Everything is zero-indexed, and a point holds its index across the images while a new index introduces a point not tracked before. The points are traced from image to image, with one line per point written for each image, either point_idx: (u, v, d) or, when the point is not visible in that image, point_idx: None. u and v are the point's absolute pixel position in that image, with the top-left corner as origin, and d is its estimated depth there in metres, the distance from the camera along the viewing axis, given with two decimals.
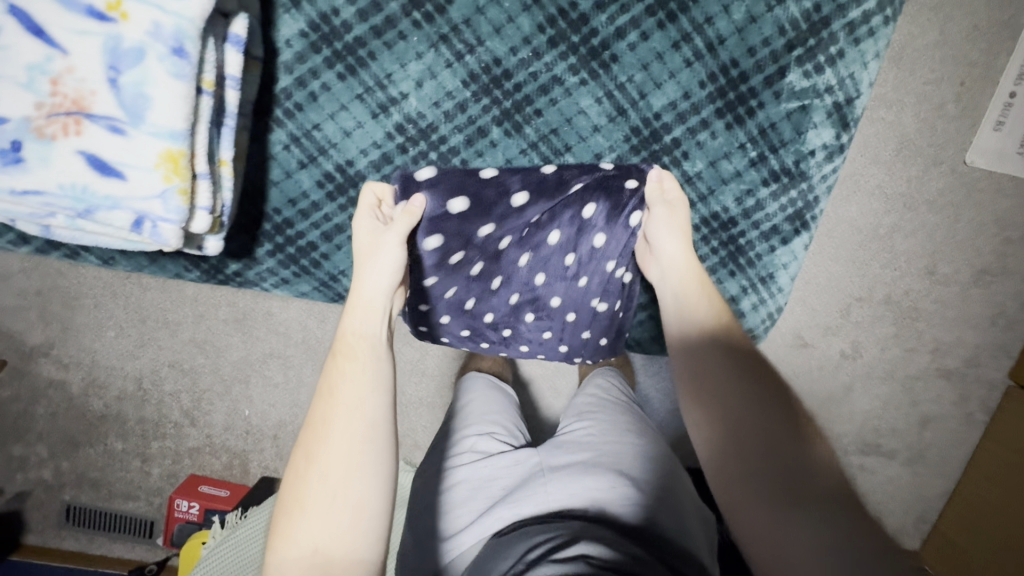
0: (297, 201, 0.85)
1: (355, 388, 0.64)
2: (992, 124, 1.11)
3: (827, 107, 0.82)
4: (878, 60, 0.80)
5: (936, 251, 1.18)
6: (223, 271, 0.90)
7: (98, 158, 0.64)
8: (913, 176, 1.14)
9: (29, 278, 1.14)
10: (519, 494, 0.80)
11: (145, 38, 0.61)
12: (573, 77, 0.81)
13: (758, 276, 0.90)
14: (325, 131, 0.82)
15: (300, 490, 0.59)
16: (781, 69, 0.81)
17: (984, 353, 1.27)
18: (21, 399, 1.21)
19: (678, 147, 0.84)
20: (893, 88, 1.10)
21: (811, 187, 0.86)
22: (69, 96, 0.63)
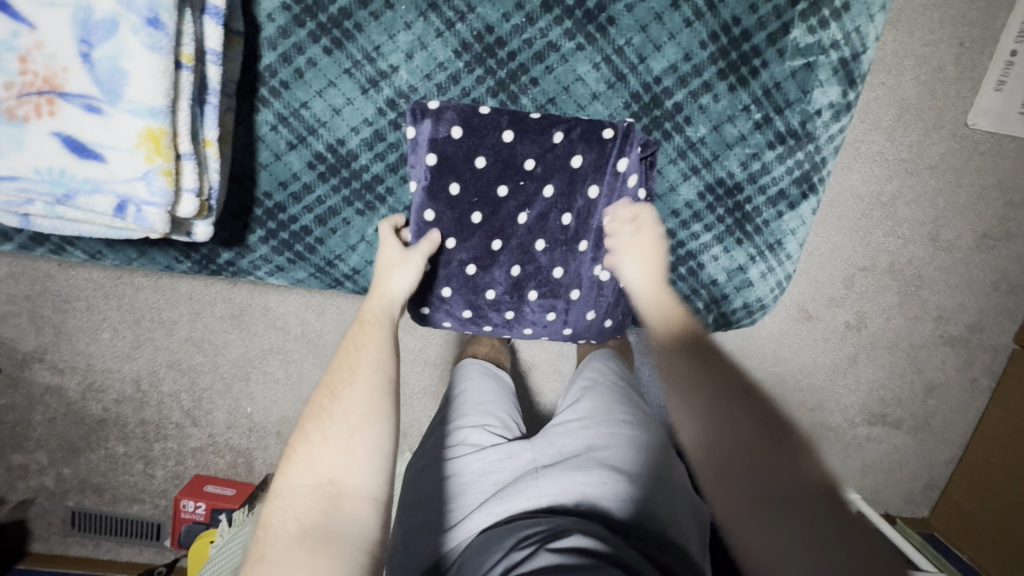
0: (288, 183, 0.82)
1: (372, 359, 0.72)
2: (993, 85, 1.09)
3: (832, 64, 0.80)
4: (884, 12, 0.78)
5: (939, 217, 1.17)
6: (216, 260, 0.87)
7: (76, 140, 0.63)
8: (914, 141, 1.12)
9: (18, 283, 1.12)
10: (509, 493, 0.82)
11: (118, 9, 0.59)
12: (569, 42, 0.79)
13: (766, 243, 0.88)
14: (313, 109, 0.79)
15: (323, 424, 0.66)
16: (784, 26, 0.79)
17: (987, 318, 1.26)
18: (18, 407, 1.19)
19: (680, 112, 0.82)
20: (892, 52, 1.07)
21: (818, 149, 0.84)
22: (41, 74, 0.61)
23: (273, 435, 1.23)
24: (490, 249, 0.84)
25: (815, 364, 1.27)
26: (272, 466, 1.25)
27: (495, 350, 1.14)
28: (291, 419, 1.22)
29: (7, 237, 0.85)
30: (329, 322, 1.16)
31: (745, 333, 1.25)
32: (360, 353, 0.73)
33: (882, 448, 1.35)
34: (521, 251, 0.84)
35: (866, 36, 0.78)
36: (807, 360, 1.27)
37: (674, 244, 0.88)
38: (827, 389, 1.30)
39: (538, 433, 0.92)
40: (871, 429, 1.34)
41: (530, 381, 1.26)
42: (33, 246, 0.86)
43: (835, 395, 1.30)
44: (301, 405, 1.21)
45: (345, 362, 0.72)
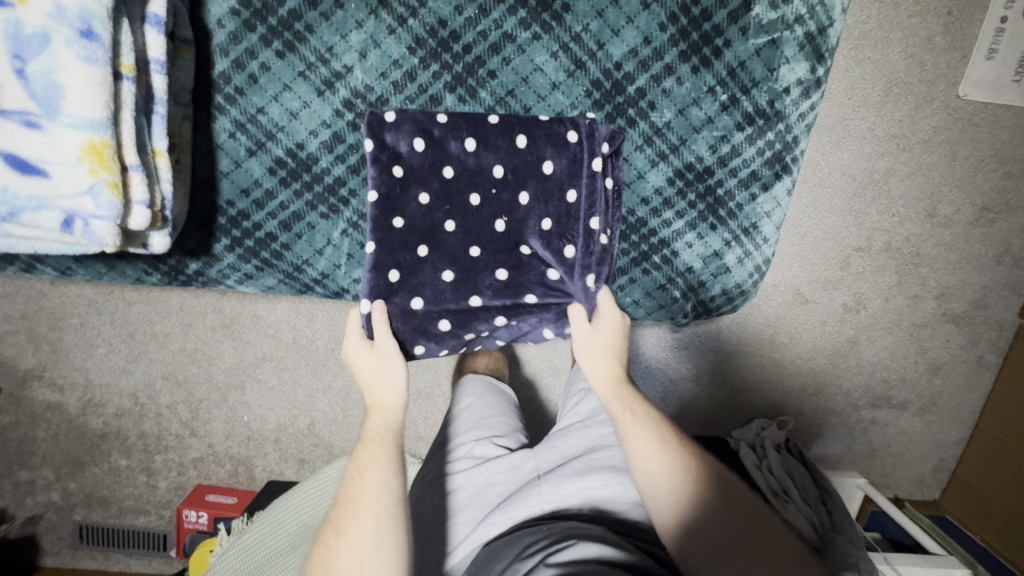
0: (250, 191, 0.82)
1: (377, 481, 0.68)
2: (984, 53, 1.06)
3: (797, 40, 0.78)
4: None
5: (935, 191, 1.14)
6: (184, 271, 0.87)
7: (18, 157, 0.62)
8: (905, 115, 1.09)
9: (13, 303, 1.13)
10: (511, 502, 0.82)
11: (48, 21, 0.59)
12: (525, 32, 0.78)
13: (741, 227, 0.87)
14: (270, 114, 0.79)
15: (331, 563, 0.65)
16: (746, 3, 0.77)
17: (991, 294, 1.23)
18: (21, 425, 1.21)
19: (644, 98, 0.80)
20: (878, 25, 1.04)
21: (789, 128, 0.82)
22: None
23: (272, 442, 1.24)
24: (471, 258, 0.80)
25: (814, 348, 1.25)
26: (273, 473, 1.26)
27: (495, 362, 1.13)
28: (288, 425, 1.23)
29: None
30: (320, 327, 1.16)
31: (741, 320, 1.22)
32: (362, 480, 0.69)
33: (889, 430, 1.33)
34: (500, 253, 0.81)
35: (828, 10, 0.77)
36: (805, 344, 1.25)
37: (645, 233, 0.87)
38: (828, 373, 1.27)
39: (541, 440, 0.92)
40: (876, 412, 1.31)
41: (522, 378, 1.25)
42: (5, 265, 0.87)
43: (837, 379, 1.28)
44: (297, 412, 1.22)
45: (350, 490, 0.69)
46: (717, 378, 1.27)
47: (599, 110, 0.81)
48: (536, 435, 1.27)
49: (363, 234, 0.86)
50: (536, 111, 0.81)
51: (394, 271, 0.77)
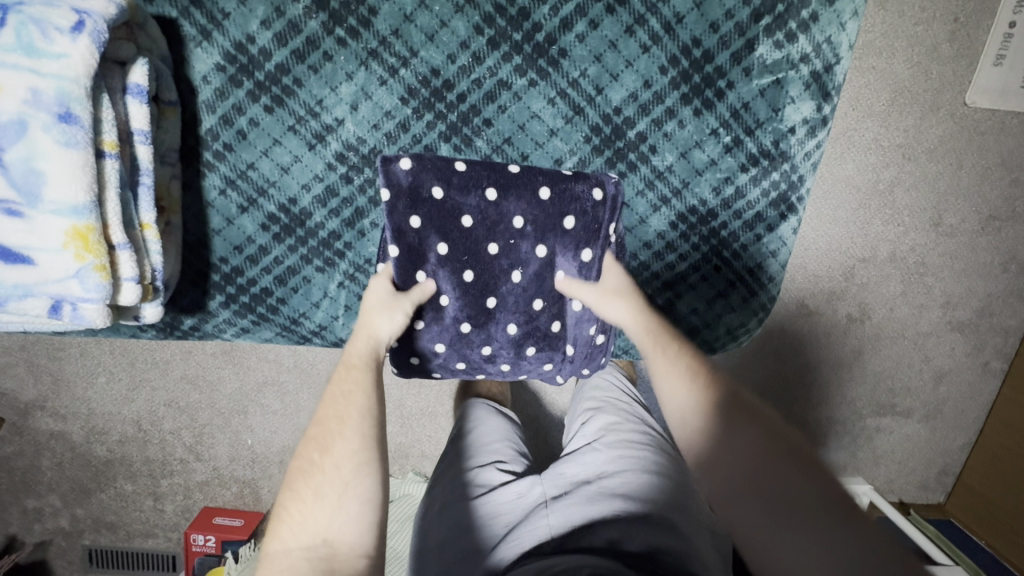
0: (243, 247, 0.80)
1: (364, 397, 0.63)
2: (992, 60, 1.03)
3: (802, 79, 0.76)
4: (855, 19, 0.74)
5: (940, 201, 1.12)
6: (179, 327, 0.85)
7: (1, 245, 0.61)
8: (910, 125, 1.07)
9: (12, 334, 1.12)
10: (520, 532, 0.80)
11: (25, 107, 0.57)
12: (521, 79, 0.76)
13: (746, 267, 0.85)
14: (261, 169, 0.77)
15: (313, 480, 0.57)
16: (748, 43, 0.75)
17: (996, 301, 1.21)
18: (25, 454, 1.21)
19: (645, 141, 0.78)
20: (882, 34, 1.01)
21: (795, 168, 0.80)
22: None
23: (277, 465, 1.24)
24: (488, 305, 0.78)
25: (818, 359, 1.24)
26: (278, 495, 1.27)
27: (500, 384, 1.14)
28: (292, 448, 1.23)
29: None
30: (321, 351, 1.15)
31: None
32: (348, 401, 0.62)
33: (895, 437, 1.32)
34: (516, 304, 0.79)
35: (831, 47, 0.75)
36: (809, 356, 1.24)
37: (649, 275, 0.86)
38: (832, 383, 1.27)
39: (548, 467, 0.92)
40: (881, 421, 1.31)
41: (525, 398, 1.24)
42: None
43: (842, 389, 1.27)
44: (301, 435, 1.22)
45: (333, 412, 0.62)
46: None
47: (599, 156, 0.79)
48: (541, 453, 1.27)
49: (360, 287, 0.84)
50: (534, 159, 0.79)
51: (420, 320, 0.77)
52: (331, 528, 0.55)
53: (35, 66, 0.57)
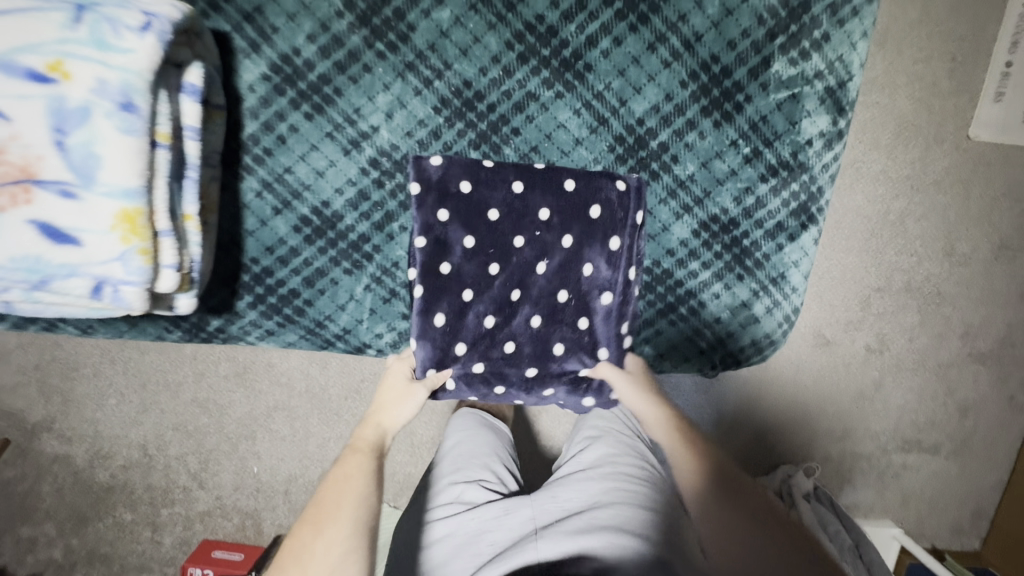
0: (275, 248, 0.82)
1: (357, 487, 0.67)
2: (991, 97, 1.08)
3: (818, 94, 0.80)
4: (865, 40, 0.78)
5: (951, 230, 1.14)
6: (205, 328, 0.86)
7: (52, 225, 0.59)
8: (916, 157, 1.10)
9: (28, 353, 1.12)
10: (504, 554, 0.69)
11: (90, 96, 0.58)
12: (548, 91, 0.79)
13: (769, 277, 0.87)
14: (297, 173, 0.80)
15: (302, 561, 0.61)
16: (764, 60, 0.78)
17: (1016, 331, 1.21)
18: (26, 478, 1.18)
19: (667, 151, 0.81)
20: (883, 72, 1.05)
21: (813, 179, 0.83)
22: (16, 164, 0.57)
23: (281, 495, 1.20)
24: (512, 304, 0.80)
25: (838, 391, 1.22)
26: (281, 527, 1.22)
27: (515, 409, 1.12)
28: (299, 477, 1.20)
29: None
30: (334, 374, 1.15)
31: None
32: (343, 487, 0.67)
33: (922, 475, 1.28)
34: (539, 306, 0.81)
35: (850, 65, 0.79)
36: (830, 387, 1.21)
37: (671, 283, 0.87)
38: (853, 416, 1.23)
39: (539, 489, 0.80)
40: (907, 456, 1.27)
41: (538, 426, 1.21)
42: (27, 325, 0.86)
43: (865, 422, 1.24)
44: (308, 463, 1.19)
45: (329, 496, 0.66)
46: (741, 422, 1.22)
47: (621, 164, 0.82)
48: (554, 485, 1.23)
49: (387, 289, 0.86)
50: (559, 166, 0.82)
51: (439, 317, 0.78)
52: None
53: (103, 57, 0.57)
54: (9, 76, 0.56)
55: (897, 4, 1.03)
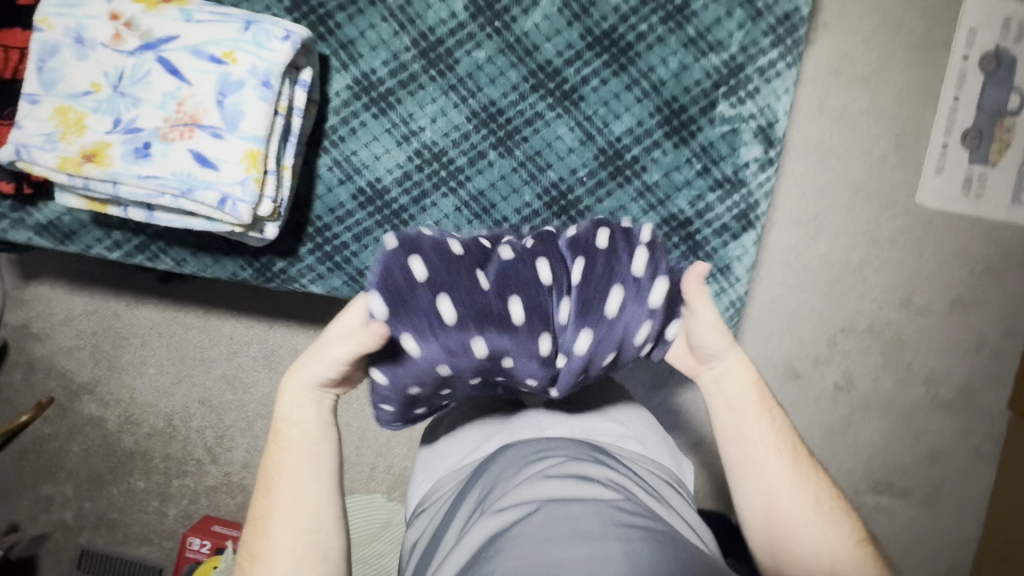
0: (337, 210, 0.76)
1: (299, 487, 0.62)
2: (934, 171, 1.27)
3: (752, 129, 0.76)
4: (789, 94, 0.76)
5: (907, 282, 1.28)
6: (270, 268, 0.77)
7: (197, 155, 0.58)
8: (871, 216, 1.27)
9: (89, 320, 1.28)
10: (507, 461, 0.66)
11: (249, 76, 0.59)
12: (550, 113, 0.76)
13: (716, 267, 0.78)
14: (360, 155, 0.76)
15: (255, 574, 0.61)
16: (711, 101, 0.75)
17: (976, 383, 1.30)
18: (60, 436, 1.30)
19: (638, 165, 0.77)
20: (839, 143, 1.26)
21: (751, 193, 0.77)
22: (187, 111, 0.59)
23: None
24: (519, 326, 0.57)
25: (810, 424, 1.31)
26: None
27: None
28: None
29: (115, 245, 0.76)
30: None
31: None
32: (273, 494, 0.62)
33: (895, 519, 1.32)
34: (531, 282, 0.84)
35: (770, 114, 0.75)
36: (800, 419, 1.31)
37: None
38: (825, 451, 1.31)
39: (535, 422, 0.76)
40: (879, 498, 1.32)
41: None
42: (135, 255, 0.77)
43: (836, 458, 1.31)
44: None
45: (262, 494, 0.63)
46: None
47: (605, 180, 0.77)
48: None
49: None
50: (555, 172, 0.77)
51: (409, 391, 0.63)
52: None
53: (263, 42, 0.59)
54: (194, 57, 0.59)
55: (850, 90, 1.25)
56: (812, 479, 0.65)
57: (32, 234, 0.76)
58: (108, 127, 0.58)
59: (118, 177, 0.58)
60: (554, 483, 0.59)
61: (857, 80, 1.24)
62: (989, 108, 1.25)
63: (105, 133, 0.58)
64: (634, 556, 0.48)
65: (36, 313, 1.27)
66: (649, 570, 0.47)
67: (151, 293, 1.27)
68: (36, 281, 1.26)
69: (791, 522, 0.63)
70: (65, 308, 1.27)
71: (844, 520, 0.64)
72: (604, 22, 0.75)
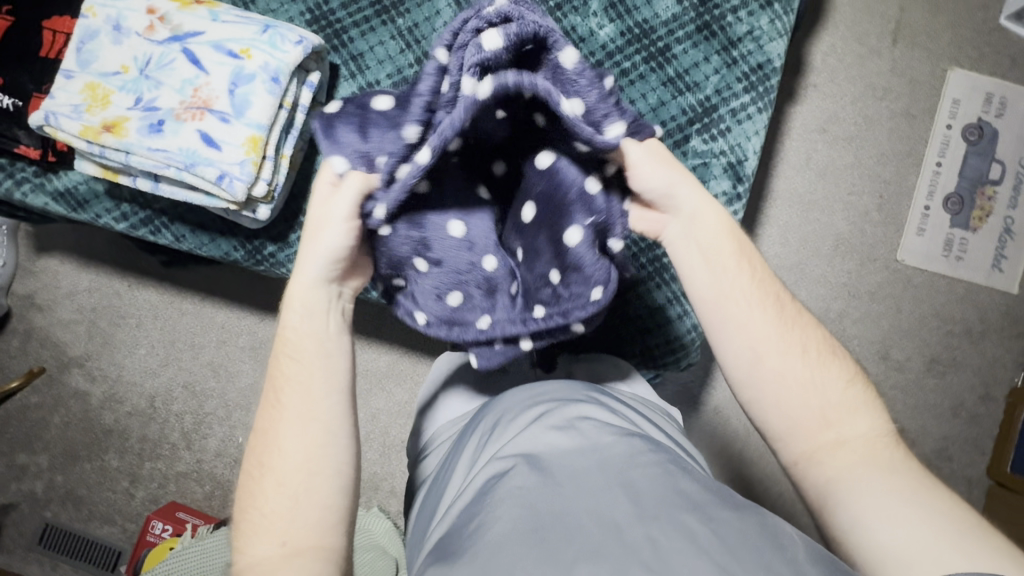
0: None
1: (315, 384, 0.63)
2: (915, 231, 1.31)
3: (722, 164, 0.81)
4: (759, 136, 0.81)
5: (885, 336, 1.30)
6: (261, 252, 0.81)
7: (207, 137, 0.64)
8: (852, 269, 1.31)
9: (90, 296, 1.33)
10: (507, 429, 0.76)
11: (262, 71, 0.66)
12: None
13: None
14: None
15: (262, 485, 0.61)
16: (685, 135, 0.81)
17: (952, 444, 1.29)
18: (43, 407, 1.33)
19: None
20: (823, 196, 1.31)
21: None
22: (202, 97, 0.65)
23: None
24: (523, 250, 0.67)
25: None
26: None
27: None
28: None
29: (122, 216, 0.82)
30: None
31: (714, 428, 1.26)
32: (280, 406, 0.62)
33: None
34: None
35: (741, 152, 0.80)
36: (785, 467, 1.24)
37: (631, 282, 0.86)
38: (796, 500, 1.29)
39: (526, 387, 0.85)
40: None
41: None
42: (138, 228, 0.83)
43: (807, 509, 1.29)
44: None
45: (273, 396, 0.63)
46: None
47: None
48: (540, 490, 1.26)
49: None
50: None
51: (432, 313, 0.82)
52: (287, 533, 0.59)
53: (278, 45, 0.66)
54: (214, 51, 0.66)
55: (836, 148, 1.31)
56: (798, 329, 0.65)
57: (49, 200, 0.82)
58: (130, 104, 0.65)
59: (131, 147, 0.63)
60: (554, 432, 0.71)
61: (842, 139, 1.31)
62: (970, 176, 1.31)
63: (126, 108, 0.65)
64: (632, 496, 0.61)
65: (42, 285, 1.33)
66: (650, 503, 0.60)
67: (154, 276, 1.33)
68: (48, 255, 1.33)
69: (779, 381, 0.63)
70: (71, 282, 1.33)
71: (832, 363, 0.65)
72: (591, 57, 0.82)
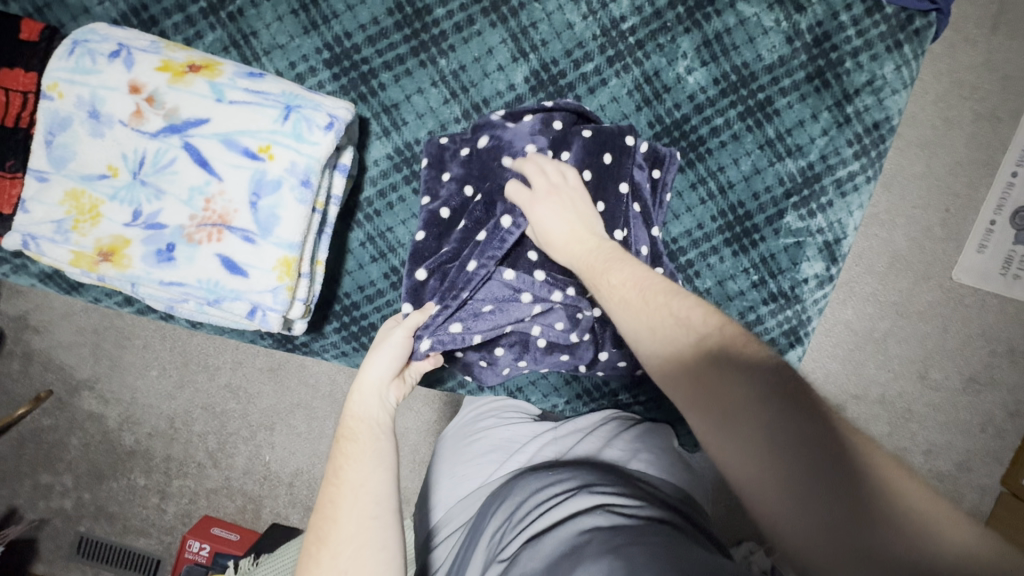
0: (365, 287, 0.86)
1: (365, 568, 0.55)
2: (975, 247, 1.22)
3: (817, 244, 0.81)
4: (862, 212, 0.80)
5: (927, 356, 1.26)
6: (292, 339, 0.88)
7: (231, 259, 0.66)
8: (904, 288, 1.23)
9: (90, 316, 1.24)
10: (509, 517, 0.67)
11: (284, 174, 0.66)
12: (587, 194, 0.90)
13: None
14: (396, 233, 0.85)
15: None
16: (779, 211, 0.81)
17: (974, 458, 1.29)
18: (59, 429, 1.29)
19: (691, 267, 0.83)
20: (885, 210, 1.20)
21: (805, 308, 0.82)
22: (217, 212, 0.67)
23: (285, 486, 1.27)
24: None
25: None
26: (277, 516, 1.28)
27: None
28: (304, 472, 1.27)
29: (129, 302, 0.84)
30: None
31: None
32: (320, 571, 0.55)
33: None
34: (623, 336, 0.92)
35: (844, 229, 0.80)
36: None
37: None
38: None
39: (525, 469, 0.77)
40: None
41: None
42: (148, 310, 0.86)
43: None
44: (316, 461, 1.26)
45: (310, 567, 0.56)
46: None
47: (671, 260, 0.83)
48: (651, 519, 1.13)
49: None
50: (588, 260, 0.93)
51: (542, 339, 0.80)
52: None
53: (298, 144, 0.65)
54: (227, 148, 0.66)
55: (905, 155, 1.18)
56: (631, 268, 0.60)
57: (36, 280, 0.83)
58: (129, 220, 0.67)
59: (146, 273, 0.67)
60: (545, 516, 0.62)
61: (914, 145, 1.18)
62: None
63: (127, 224, 0.67)
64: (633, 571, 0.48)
65: (35, 305, 1.24)
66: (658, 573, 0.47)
67: None
68: None
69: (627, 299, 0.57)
70: (67, 303, 1.24)
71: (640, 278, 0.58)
72: (674, 110, 0.81)
